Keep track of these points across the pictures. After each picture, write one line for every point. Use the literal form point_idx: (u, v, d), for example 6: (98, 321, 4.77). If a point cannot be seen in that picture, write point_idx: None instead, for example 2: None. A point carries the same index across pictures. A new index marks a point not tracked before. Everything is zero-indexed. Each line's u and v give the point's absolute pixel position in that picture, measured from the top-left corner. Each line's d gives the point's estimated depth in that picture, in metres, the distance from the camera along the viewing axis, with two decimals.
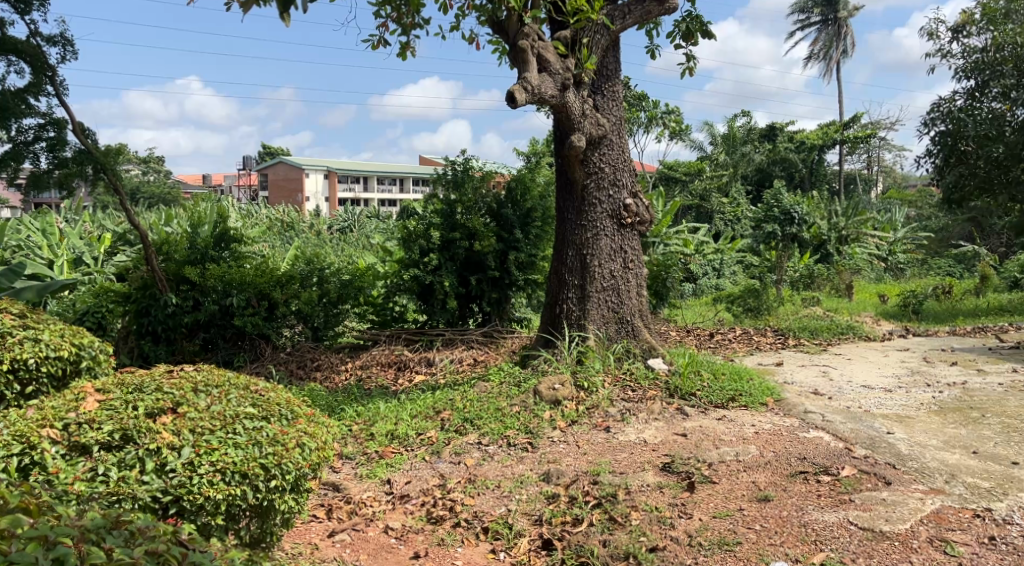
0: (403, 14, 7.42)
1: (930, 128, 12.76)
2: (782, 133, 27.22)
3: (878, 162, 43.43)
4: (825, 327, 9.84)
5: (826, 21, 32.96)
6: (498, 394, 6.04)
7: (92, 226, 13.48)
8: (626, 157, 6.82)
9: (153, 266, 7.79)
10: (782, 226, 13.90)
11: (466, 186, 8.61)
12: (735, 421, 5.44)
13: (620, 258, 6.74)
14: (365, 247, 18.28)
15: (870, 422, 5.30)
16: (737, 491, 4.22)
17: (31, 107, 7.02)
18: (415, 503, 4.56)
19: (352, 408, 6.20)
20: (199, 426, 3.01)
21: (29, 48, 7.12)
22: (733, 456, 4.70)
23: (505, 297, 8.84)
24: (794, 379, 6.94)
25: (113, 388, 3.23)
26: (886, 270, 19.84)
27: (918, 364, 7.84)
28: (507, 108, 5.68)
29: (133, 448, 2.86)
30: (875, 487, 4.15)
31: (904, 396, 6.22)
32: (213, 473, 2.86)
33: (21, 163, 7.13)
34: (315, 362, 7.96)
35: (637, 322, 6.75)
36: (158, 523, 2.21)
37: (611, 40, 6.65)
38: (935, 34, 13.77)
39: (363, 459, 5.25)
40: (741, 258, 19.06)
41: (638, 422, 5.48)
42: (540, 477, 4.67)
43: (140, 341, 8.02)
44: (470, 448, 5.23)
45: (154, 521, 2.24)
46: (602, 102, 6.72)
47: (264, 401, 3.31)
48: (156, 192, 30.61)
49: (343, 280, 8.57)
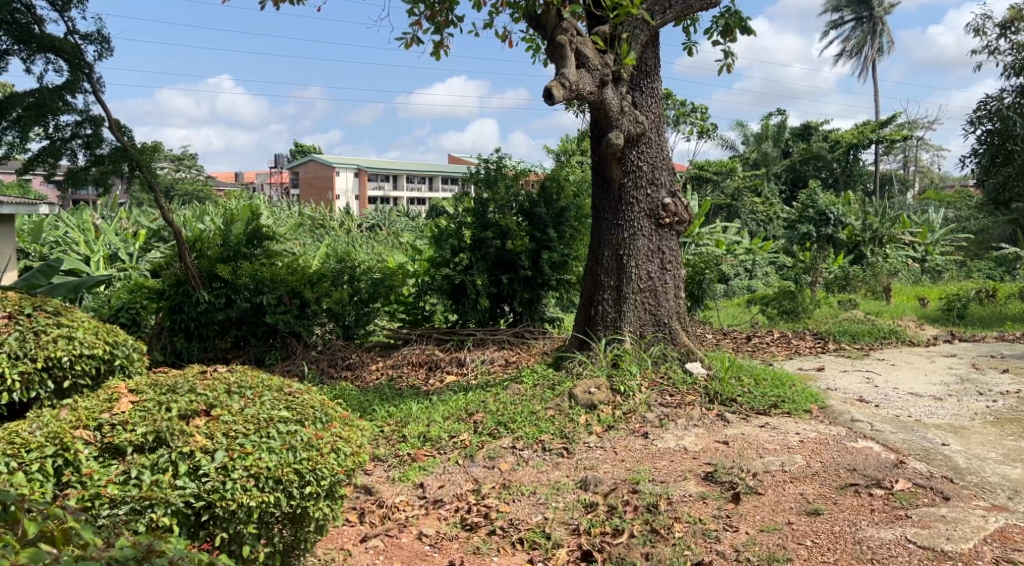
0: (436, 13, 7.33)
1: (977, 126, 12.33)
2: (816, 133, 26.76)
3: (914, 162, 42.63)
4: (867, 332, 9.54)
5: (860, 18, 32.30)
6: (532, 397, 5.90)
7: (127, 223, 13.64)
8: (665, 155, 6.65)
9: (186, 263, 7.81)
10: (817, 227, 13.54)
11: (499, 184, 8.50)
12: (778, 428, 5.26)
13: (658, 258, 6.57)
14: (395, 245, 18.31)
15: (923, 432, 5.08)
16: (784, 503, 4.05)
17: (69, 104, 7.04)
18: (449, 509, 4.45)
19: (384, 408, 6.11)
20: (233, 429, 2.91)
21: (68, 46, 7.14)
22: (778, 466, 4.53)
23: (537, 297, 8.70)
24: (837, 385, 6.72)
25: (146, 389, 3.16)
26: (923, 273, 19.39)
27: (966, 371, 7.57)
28: (544, 104, 5.55)
29: (166, 451, 2.77)
30: (933, 503, 3.95)
31: (955, 404, 5.98)
32: (247, 478, 2.75)
33: (59, 159, 7.20)
34: (346, 360, 7.90)
35: (675, 325, 6.57)
36: (192, 552, 2.12)
37: (651, 35, 6.49)
38: (982, 30, 13.37)
39: (395, 461, 5.14)
40: (773, 259, 18.74)
41: (677, 428, 5.32)
42: (577, 484, 4.54)
43: (173, 338, 8.04)
44: (504, 452, 5.11)
45: (187, 550, 2.15)
46: (641, 99, 6.57)
47: (298, 404, 3.21)
48: (189, 189, 31.03)
49: (374, 278, 8.48)
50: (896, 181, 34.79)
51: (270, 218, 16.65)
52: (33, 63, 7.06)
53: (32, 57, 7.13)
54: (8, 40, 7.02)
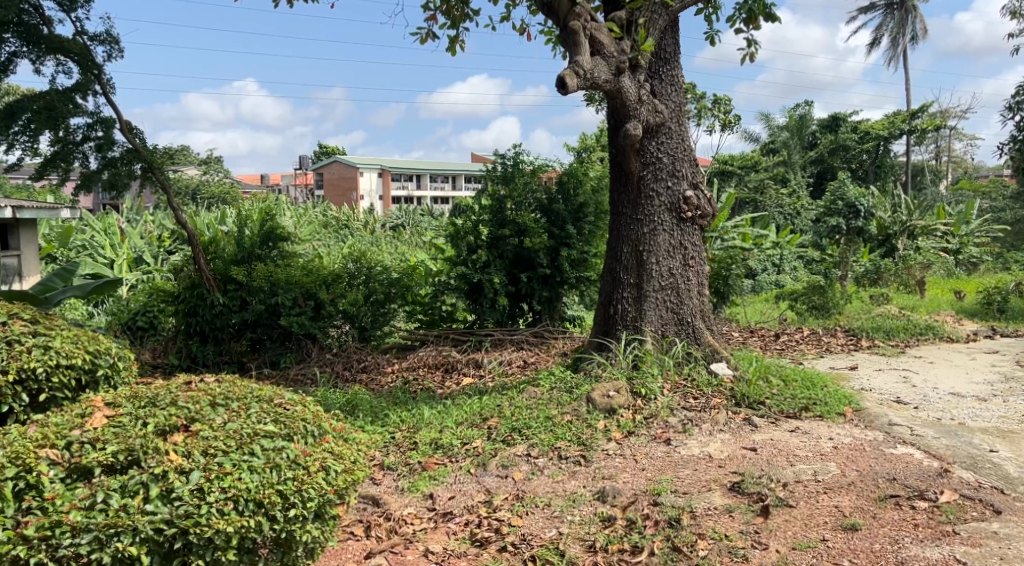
0: (451, 7, 7.10)
1: (1016, 112, 11.81)
2: (845, 123, 26.14)
3: (947, 152, 41.79)
4: (902, 328, 9.13)
5: (891, 6, 31.52)
6: (549, 401, 5.62)
7: (151, 225, 13.63)
8: (686, 145, 6.34)
9: (200, 266, 7.67)
10: (847, 220, 13.06)
11: (516, 181, 8.25)
12: (811, 434, 4.93)
13: (680, 255, 6.26)
14: (418, 245, 18.12)
15: (968, 438, 4.71)
16: (818, 517, 3.75)
17: (79, 106, 6.89)
18: (458, 523, 4.19)
19: (396, 414, 5.86)
20: (211, 446, 2.68)
21: (76, 46, 6.99)
22: (811, 475, 4.21)
23: (556, 296, 8.42)
24: (873, 385, 6.37)
25: (125, 402, 2.94)
26: (957, 264, 18.78)
27: (1010, 369, 7.16)
28: (558, 94, 5.29)
29: (137, 472, 2.55)
30: (983, 517, 3.64)
31: (1002, 406, 5.61)
32: (225, 501, 2.54)
33: (71, 164, 7.06)
34: (362, 362, 7.70)
35: (699, 324, 6.24)
36: None
37: (669, 20, 6.18)
38: (1019, 12, 12.83)
39: (405, 470, 4.90)
40: (802, 253, 18.30)
41: (702, 434, 5.03)
42: (594, 495, 4.27)
43: (187, 341, 7.88)
44: (518, 461, 4.84)
45: None
46: (660, 87, 6.27)
47: (288, 417, 2.99)
48: (215, 192, 31.15)
49: (390, 279, 8.21)
50: (929, 171, 33.94)
51: (293, 219, 16.58)
52: (42, 65, 6.93)
53: (42, 58, 7.00)
54: (17, 43, 6.91)
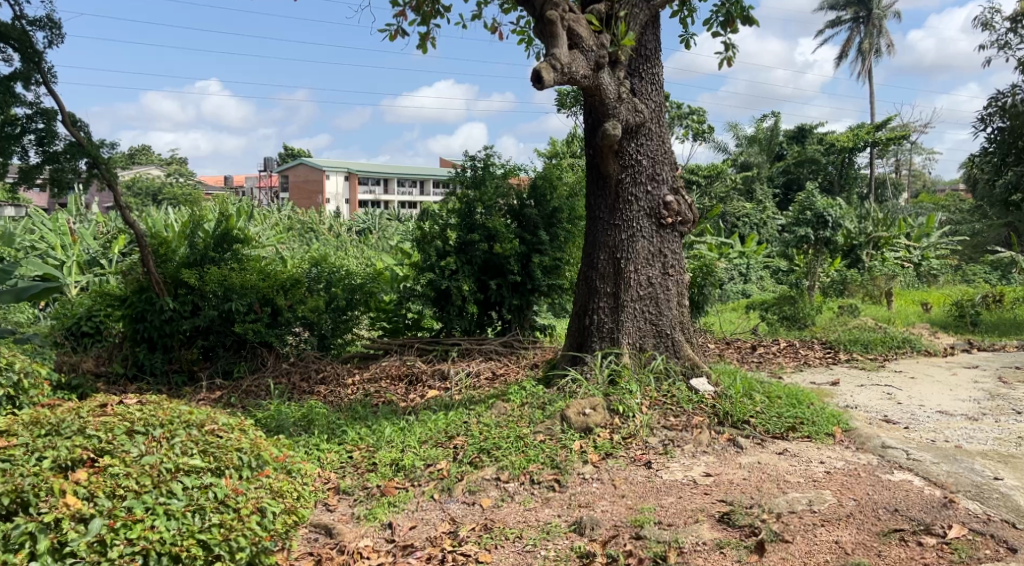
0: (420, 3, 6.69)
1: (987, 124, 11.67)
2: (811, 135, 26.31)
3: (907, 164, 42.47)
4: (879, 340, 8.91)
5: (858, 19, 31.69)
6: (518, 419, 5.20)
7: (103, 225, 12.96)
8: (666, 148, 6.00)
9: (149, 269, 7.09)
10: (815, 230, 12.68)
11: (486, 184, 7.81)
12: (800, 456, 4.61)
13: (659, 262, 5.90)
14: (385, 249, 17.62)
15: (968, 463, 4.42)
16: (817, 555, 3.41)
17: (18, 96, 6.32)
18: (419, 557, 3.75)
19: (355, 430, 5.40)
20: (119, 487, 2.68)
21: (16, 32, 6.44)
22: (805, 505, 3.86)
23: (527, 304, 8.06)
24: (857, 402, 6.07)
25: (22, 430, 2.90)
26: (918, 277, 18.82)
27: (994, 385, 6.93)
28: (534, 89, 4.91)
29: (22, 521, 2.49)
30: (997, 556, 3.34)
31: (994, 426, 5.35)
32: (131, 557, 2.51)
33: (9, 159, 6.44)
34: (320, 373, 7.19)
35: (678, 336, 5.89)
36: None
37: (651, 16, 5.85)
38: (991, 24, 12.78)
39: (362, 496, 4.47)
40: (767, 263, 18.20)
41: (684, 457, 4.68)
42: (570, 527, 3.88)
43: (135, 348, 7.30)
44: (486, 486, 4.43)
45: None
46: (641, 85, 5.92)
47: (217, 448, 3.04)
48: (177, 191, 30.18)
49: (352, 284, 7.73)
50: (892, 184, 34.27)
51: (253, 221, 15.99)
52: None
53: None
54: None
